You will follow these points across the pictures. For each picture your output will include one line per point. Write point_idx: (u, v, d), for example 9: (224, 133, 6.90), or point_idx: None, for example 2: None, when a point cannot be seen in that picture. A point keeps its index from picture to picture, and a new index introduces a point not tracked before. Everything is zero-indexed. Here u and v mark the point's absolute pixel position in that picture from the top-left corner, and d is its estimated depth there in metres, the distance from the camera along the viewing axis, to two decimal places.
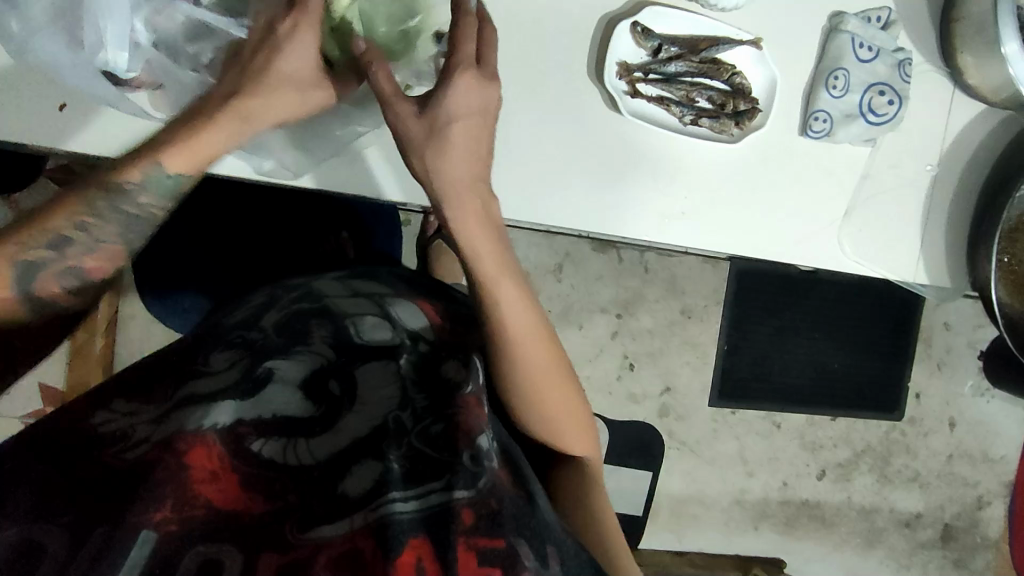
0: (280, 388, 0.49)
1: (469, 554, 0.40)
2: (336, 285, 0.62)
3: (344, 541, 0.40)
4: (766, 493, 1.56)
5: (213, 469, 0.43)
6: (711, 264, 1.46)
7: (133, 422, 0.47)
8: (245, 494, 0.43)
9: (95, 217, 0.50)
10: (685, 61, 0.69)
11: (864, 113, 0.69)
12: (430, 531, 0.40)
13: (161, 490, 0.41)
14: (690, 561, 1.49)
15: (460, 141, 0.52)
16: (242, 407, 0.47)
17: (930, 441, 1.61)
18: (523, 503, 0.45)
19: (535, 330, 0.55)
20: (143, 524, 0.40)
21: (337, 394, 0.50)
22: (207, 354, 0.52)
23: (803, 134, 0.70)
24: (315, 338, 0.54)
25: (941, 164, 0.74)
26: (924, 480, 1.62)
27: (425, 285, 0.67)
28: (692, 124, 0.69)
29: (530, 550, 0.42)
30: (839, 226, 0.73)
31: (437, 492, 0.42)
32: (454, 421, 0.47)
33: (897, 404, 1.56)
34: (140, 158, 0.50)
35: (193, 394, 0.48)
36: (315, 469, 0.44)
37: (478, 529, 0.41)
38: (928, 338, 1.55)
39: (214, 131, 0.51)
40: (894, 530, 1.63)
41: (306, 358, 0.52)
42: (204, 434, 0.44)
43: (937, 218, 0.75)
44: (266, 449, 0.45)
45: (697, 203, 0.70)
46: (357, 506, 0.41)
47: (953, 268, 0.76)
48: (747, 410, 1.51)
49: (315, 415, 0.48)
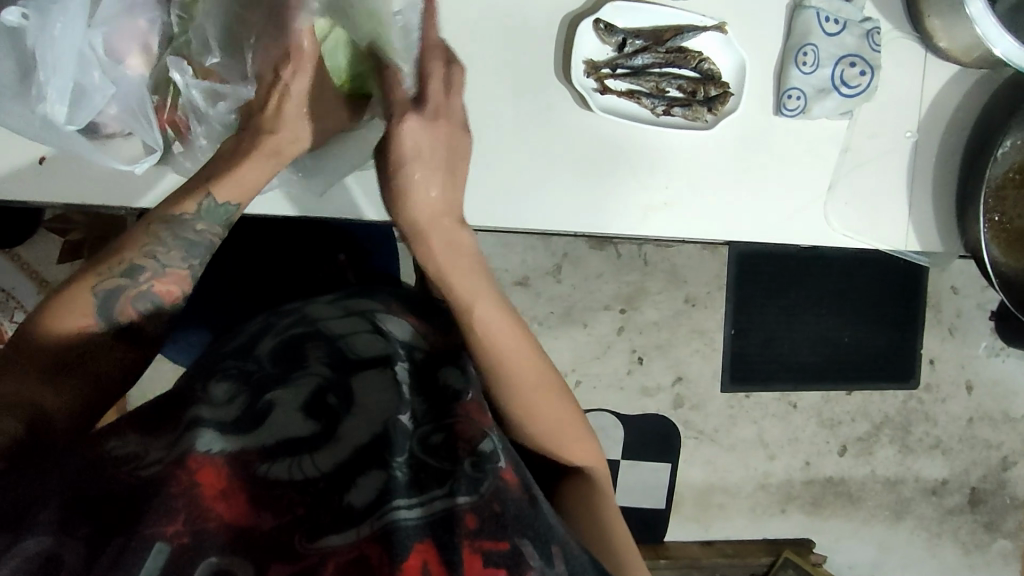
0: (282, 413, 0.48)
1: (474, 556, 0.41)
2: (329, 307, 0.61)
3: (352, 549, 0.40)
4: (789, 474, 1.55)
5: (222, 488, 0.42)
6: (710, 250, 1.46)
7: (145, 444, 0.45)
8: (254, 510, 0.41)
9: (161, 246, 0.56)
10: (651, 52, 0.70)
11: (837, 87, 0.69)
12: (435, 535, 0.41)
13: (172, 503, 0.40)
14: (718, 550, 1.49)
15: (422, 181, 0.56)
16: (244, 433, 0.46)
17: (948, 406, 1.59)
18: (526, 504, 0.46)
19: (521, 344, 0.58)
20: (156, 535, 0.38)
21: (335, 406, 0.49)
22: (208, 380, 0.51)
23: (778, 113, 0.70)
24: (313, 359, 0.53)
25: (920, 130, 0.74)
26: (947, 446, 1.61)
27: (417, 300, 0.67)
28: (664, 114, 0.69)
29: (534, 549, 0.43)
30: (825, 201, 0.72)
31: (440, 499, 0.43)
32: (453, 430, 0.48)
33: (913, 371, 1.55)
34: (194, 192, 0.57)
35: (195, 417, 0.46)
36: (320, 481, 0.43)
37: (483, 531, 0.42)
38: (936, 303, 1.54)
39: (251, 167, 0.57)
40: (922, 499, 1.61)
41: (304, 381, 0.51)
42: (211, 456, 0.43)
43: (923, 183, 0.74)
44: (273, 470, 0.43)
45: (679, 192, 0.70)
46: (363, 515, 0.41)
47: (944, 231, 0.76)
48: (760, 393, 1.51)
49: (315, 431, 0.47)
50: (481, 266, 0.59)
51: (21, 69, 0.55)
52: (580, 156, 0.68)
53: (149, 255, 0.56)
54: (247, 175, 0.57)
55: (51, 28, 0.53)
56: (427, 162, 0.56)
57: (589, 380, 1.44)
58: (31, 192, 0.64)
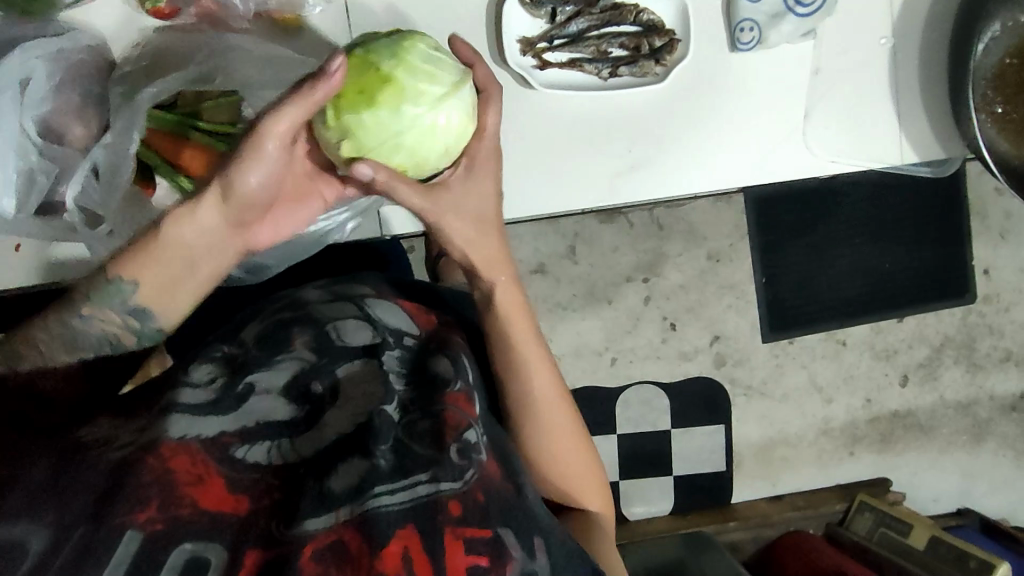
0: (264, 397, 0.51)
1: (455, 544, 0.44)
2: (317, 291, 0.65)
3: (331, 535, 0.43)
4: (851, 415, 1.48)
5: (199, 474, 0.45)
6: (725, 201, 1.39)
7: (117, 429, 0.49)
8: (235, 497, 0.45)
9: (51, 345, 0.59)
10: (585, 16, 0.67)
11: (792, 8, 0.65)
12: (416, 520, 0.44)
13: (145, 492, 0.43)
14: (790, 505, 1.45)
15: (473, 189, 0.62)
16: (227, 420, 0.49)
17: (1014, 314, 1.48)
18: (509, 493, 0.49)
19: (550, 395, 0.64)
20: (127, 524, 0.42)
21: (319, 392, 0.52)
22: (189, 364, 0.54)
23: (734, 50, 0.66)
24: (298, 344, 0.56)
25: (897, 33, 0.69)
26: (1018, 357, 1.50)
27: (411, 288, 0.71)
28: (612, 76, 0.66)
29: (515, 537, 0.47)
30: (802, 129, 0.68)
31: (424, 484, 0.45)
32: (440, 418, 0.50)
33: (966, 284, 1.46)
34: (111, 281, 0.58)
35: (171, 403, 0.49)
36: (301, 465, 0.47)
37: (466, 519, 0.45)
38: (980, 210, 1.44)
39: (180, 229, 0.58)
40: (1001, 417, 1.51)
41: (287, 365, 0.53)
42: (188, 442, 0.46)
43: (909, 88, 0.69)
44: (250, 455, 0.47)
45: (643, 153, 0.67)
46: (344, 500, 0.44)
47: (943, 135, 0.70)
48: (806, 337, 1.44)
49: (298, 415, 0.51)
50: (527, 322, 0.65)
51: None
52: (537, 129, 0.66)
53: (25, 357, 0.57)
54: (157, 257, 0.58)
55: None
56: (480, 176, 0.62)
57: (625, 355, 1.42)
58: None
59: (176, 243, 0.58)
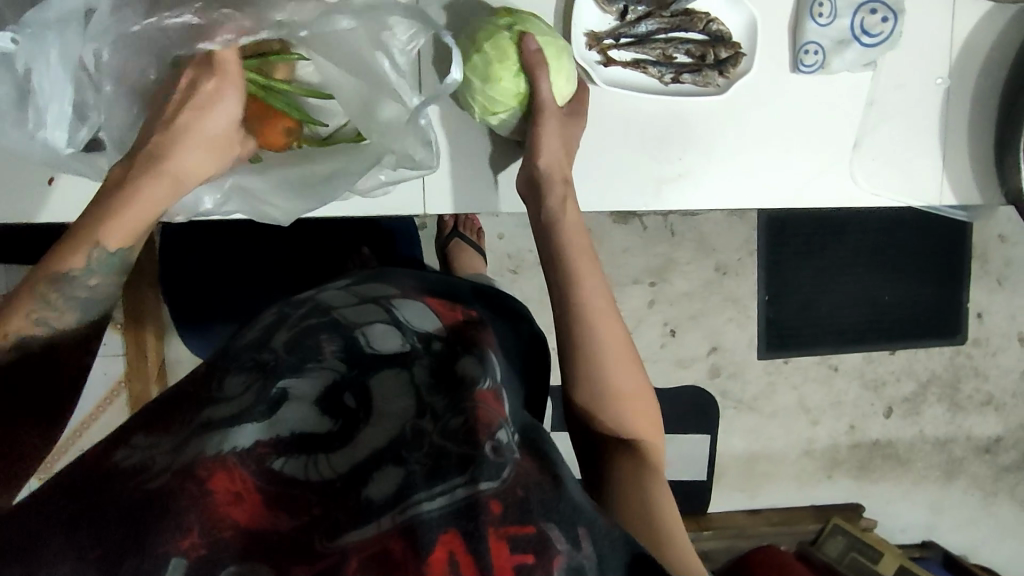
0: (297, 407, 0.44)
1: (500, 543, 0.38)
2: (341, 293, 0.55)
3: (374, 543, 0.38)
4: (834, 439, 1.51)
5: (237, 491, 0.39)
6: (738, 215, 1.40)
7: (153, 453, 0.42)
8: (271, 512, 0.39)
9: (53, 310, 0.48)
10: (656, 18, 0.66)
11: (858, 36, 0.65)
12: (459, 524, 0.38)
13: (183, 516, 0.37)
14: (765, 519, 1.47)
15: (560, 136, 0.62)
16: (262, 427, 0.42)
17: (1000, 359, 1.52)
18: (550, 487, 0.42)
19: (616, 334, 0.58)
20: (169, 552, 0.36)
21: (352, 407, 0.45)
22: (220, 375, 0.47)
23: (795, 71, 0.67)
24: (326, 352, 0.48)
25: (953, 75, 0.69)
26: (999, 401, 1.54)
27: (436, 280, 0.63)
28: (673, 82, 0.66)
29: (562, 533, 0.40)
30: (850, 159, 0.69)
31: (462, 487, 0.40)
32: (472, 412, 0.44)
33: (960, 326, 1.48)
34: (77, 245, 0.48)
35: (207, 422, 0.43)
36: (337, 480, 0.41)
37: (508, 517, 0.39)
38: (982, 254, 1.47)
39: (148, 187, 0.51)
40: (974, 457, 1.55)
41: (318, 376, 0.46)
42: (223, 457, 0.40)
43: (957, 127, 0.70)
44: (287, 467, 0.41)
45: (693, 161, 0.67)
46: (383, 509, 0.39)
47: (983, 180, 0.71)
48: (800, 358, 1.46)
49: (332, 429, 0.44)
50: (590, 253, 0.61)
51: (17, 93, 0.54)
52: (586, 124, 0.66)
53: (39, 320, 0.48)
54: (138, 202, 0.50)
55: (47, 49, 0.52)
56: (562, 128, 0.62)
57: None
58: (26, 206, 0.66)
59: (143, 198, 0.51)
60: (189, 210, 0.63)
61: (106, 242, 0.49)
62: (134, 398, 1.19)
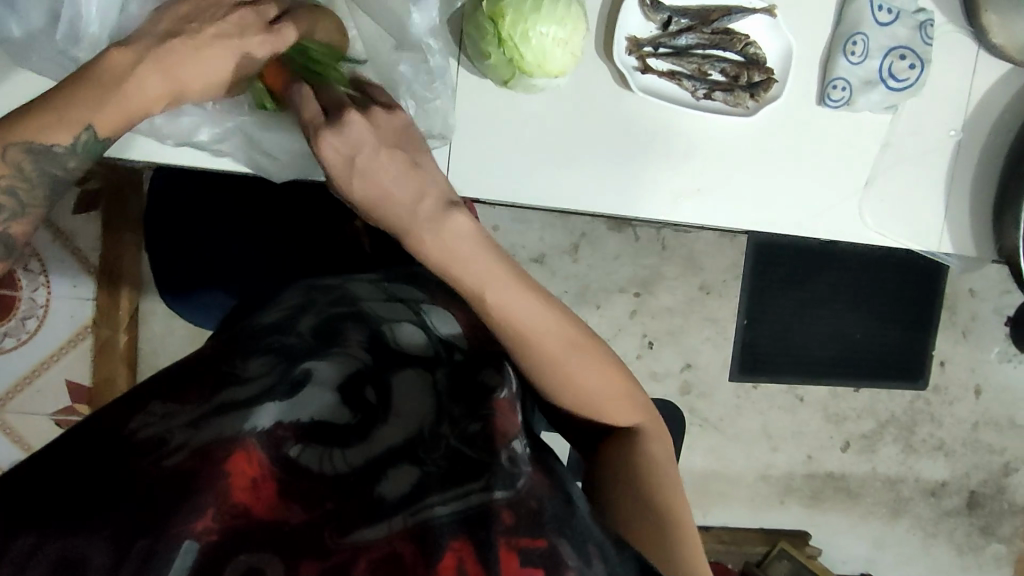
0: (316, 391, 0.46)
1: (510, 554, 0.38)
2: (369, 287, 0.60)
3: (384, 545, 0.37)
4: (791, 467, 1.55)
5: (255, 477, 0.39)
6: (728, 238, 1.43)
7: (170, 426, 0.41)
8: (284, 505, 0.38)
9: (24, 183, 0.50)
10: (696, 33, 0.67)
11: (885, 79, 0.67)
12: (470, 532, 0.38)
13: (199, 498, 0.36)
14: (717, 537, 1.50)
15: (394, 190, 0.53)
16: (284, 409, 0.43)
17: (955, 408, 1.57)
18: (564, 505, 0.43)
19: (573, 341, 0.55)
20: (184, 533, 0.35)
21: (373, 402, 0.46)
22: (244, 356, 0.48)
23: (821, 103, 0.69)
24: (352, 341, 0.51)
25: (965, 129, 0.72)
26: (949, 448, 1.59)
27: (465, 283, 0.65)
28: (705, 98, 0.68)
29: (572, 549, 0.39)
30: (861, 197, 0.71)
31: (478, 493, 0.40)
32: (492, 420, 0.46)
33: (923, 371, 1.53)
34: (66, 118, 0.49)
35: (229, 403, 0.43)
36: (351, 476, 0.41)
37: (521, 529, 0.39)
38: (952, 305, 1.52)
39: (143, 83, 0.50)
40: (920, 499, 1.60)
41: (343, 362, 0.48)
42: (244, 439, 0.40)
43: (963, 181, 0.73)
44: (304, 456, 0.41)
45: (712, 179, 0.69)
46: (396, 509, 0.39)
47: (978, 234, 0.74)
48: (769, 385, 1.50)
49: (349, 422, 0.45)
50: None
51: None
52: (562, 152, 0.67)
53: (9, 189, 0.50)
54: (130, 98, 0.50)
55: None
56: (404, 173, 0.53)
57: None
58: None
59: (137, 91, 0.50)
60: (183, 136, 0.64)
61: (98, 130, 0.50)
62: (101, 347, 1.15)
